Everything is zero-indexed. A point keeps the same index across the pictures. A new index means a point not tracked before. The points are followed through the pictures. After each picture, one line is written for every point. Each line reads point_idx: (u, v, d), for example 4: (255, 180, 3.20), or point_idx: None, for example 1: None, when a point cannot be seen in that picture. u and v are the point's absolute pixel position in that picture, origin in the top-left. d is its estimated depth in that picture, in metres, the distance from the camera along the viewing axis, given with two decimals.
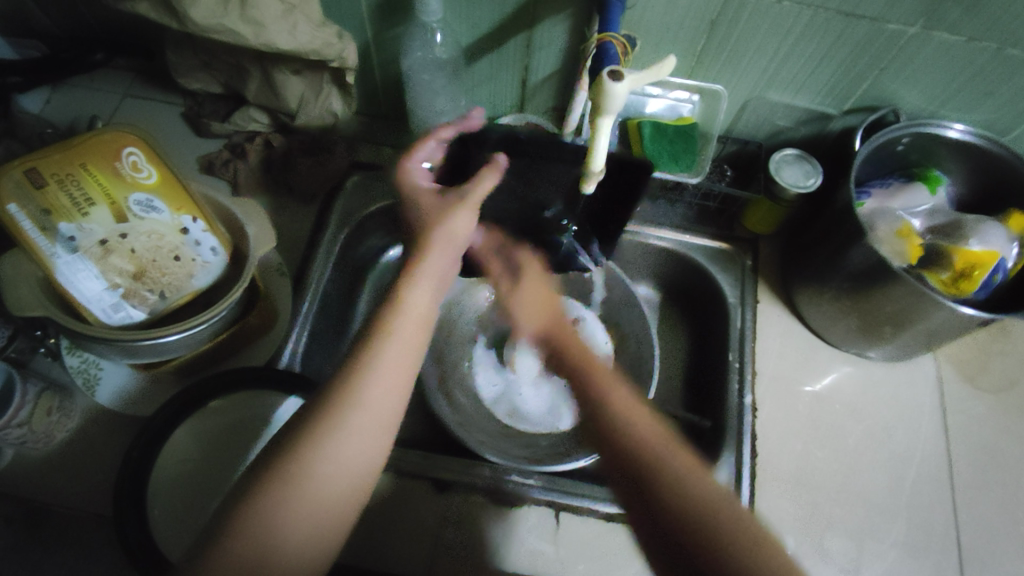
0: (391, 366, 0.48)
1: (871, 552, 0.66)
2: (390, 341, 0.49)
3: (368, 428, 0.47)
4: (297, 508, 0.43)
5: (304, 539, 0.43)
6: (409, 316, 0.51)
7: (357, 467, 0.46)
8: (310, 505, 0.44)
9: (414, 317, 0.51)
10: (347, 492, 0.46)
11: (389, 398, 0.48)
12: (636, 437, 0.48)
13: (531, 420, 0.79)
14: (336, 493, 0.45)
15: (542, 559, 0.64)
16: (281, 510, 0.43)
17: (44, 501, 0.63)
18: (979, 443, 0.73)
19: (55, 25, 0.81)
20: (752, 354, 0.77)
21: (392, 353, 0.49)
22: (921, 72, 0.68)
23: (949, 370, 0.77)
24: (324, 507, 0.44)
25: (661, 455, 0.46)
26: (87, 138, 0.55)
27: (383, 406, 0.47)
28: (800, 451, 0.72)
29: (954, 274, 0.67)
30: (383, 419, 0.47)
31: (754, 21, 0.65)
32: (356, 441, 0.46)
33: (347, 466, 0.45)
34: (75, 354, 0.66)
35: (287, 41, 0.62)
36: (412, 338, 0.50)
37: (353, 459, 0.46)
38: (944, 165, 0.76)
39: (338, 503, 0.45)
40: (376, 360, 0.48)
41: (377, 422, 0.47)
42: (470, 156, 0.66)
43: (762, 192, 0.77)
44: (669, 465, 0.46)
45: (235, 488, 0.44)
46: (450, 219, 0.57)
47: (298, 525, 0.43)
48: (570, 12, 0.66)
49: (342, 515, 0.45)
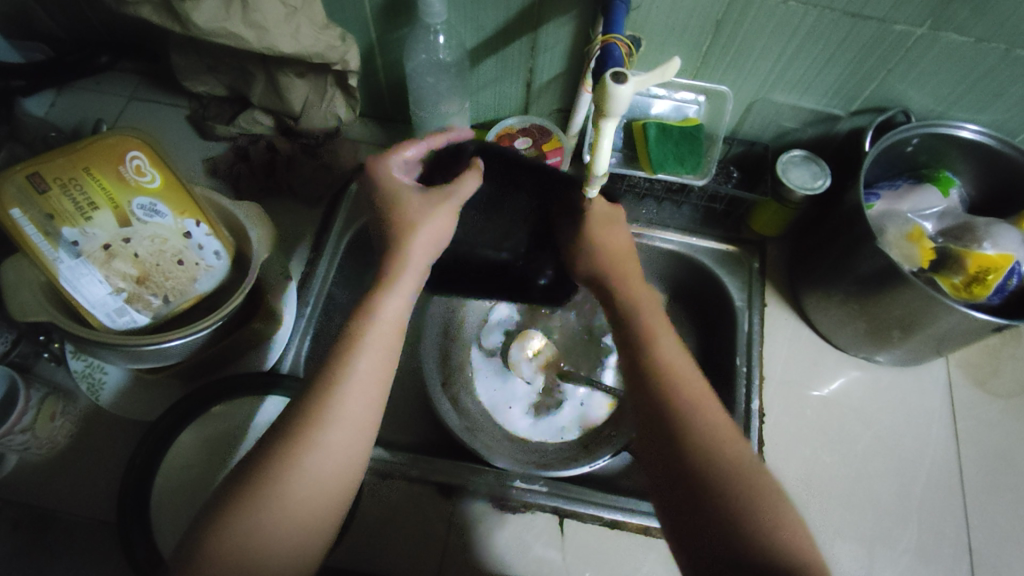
0: (365, 374, 0.50)
1: (881, 557, 0.66)
2: (366, 354, 0.51)
3: (347, 435, 0.48)
4: (280, 516, 0.45)
5: (289, 545, 0.45)
6: (383, 326, 0.52)
7: (340, 474, 0.47)
8: (295, 513, 0.45)
9: (383, 328, 0.52)
10: (330, 499, 0.47)
11: (367, 405, 0.49)
12: (672, 390, 0.51)
13: (536, 427, 0.79)
14: (319, 500, 0.46)
15: (548, 566, 0.64)
16: (265, 518, 0.44)
17: (49, 507, 0.63)
18: (991, 448, 0.72)
19: (60, 29, 0.81)
20: (760, 358, 0.76)
21: (367, 362, 0.50)
22: (931, 73, 0.67)
23: (960, 374, 0.76)
24: (302, 516, 0.45)
25: (692, 410, 0.50)
26: (91, 142, 0.54)
27: (360, 414, 0.49)
28: (808, 456, 0.71)
29: (967, 278, 0.66)
30: (361, 425, 0.49)
31: (760, 22, 0.64)
32: (337, 449, 0.47)
33: (331, 475, 0.47)
34: (80, 358, 0.65)
35: (289, 45, 0.62)
36: (380, 352, 0.51)
37: (336, 466, 0.47)
38: (955, 166, 0.75)
39: (324, 508, 0.47)
40: (351, 369, 0.50)
41: (356, 430, 0.48)
42: (447, 163, 0.64)
43: (769, 194, 0.76)
44: (699, 421, 0.50)
45: (220, 498, 0.45)
46: (423, 225, 0.56)
47: (283, 530, 0.45)
48: (574, 13, 0.65)
49: (328, 520, 0.47)
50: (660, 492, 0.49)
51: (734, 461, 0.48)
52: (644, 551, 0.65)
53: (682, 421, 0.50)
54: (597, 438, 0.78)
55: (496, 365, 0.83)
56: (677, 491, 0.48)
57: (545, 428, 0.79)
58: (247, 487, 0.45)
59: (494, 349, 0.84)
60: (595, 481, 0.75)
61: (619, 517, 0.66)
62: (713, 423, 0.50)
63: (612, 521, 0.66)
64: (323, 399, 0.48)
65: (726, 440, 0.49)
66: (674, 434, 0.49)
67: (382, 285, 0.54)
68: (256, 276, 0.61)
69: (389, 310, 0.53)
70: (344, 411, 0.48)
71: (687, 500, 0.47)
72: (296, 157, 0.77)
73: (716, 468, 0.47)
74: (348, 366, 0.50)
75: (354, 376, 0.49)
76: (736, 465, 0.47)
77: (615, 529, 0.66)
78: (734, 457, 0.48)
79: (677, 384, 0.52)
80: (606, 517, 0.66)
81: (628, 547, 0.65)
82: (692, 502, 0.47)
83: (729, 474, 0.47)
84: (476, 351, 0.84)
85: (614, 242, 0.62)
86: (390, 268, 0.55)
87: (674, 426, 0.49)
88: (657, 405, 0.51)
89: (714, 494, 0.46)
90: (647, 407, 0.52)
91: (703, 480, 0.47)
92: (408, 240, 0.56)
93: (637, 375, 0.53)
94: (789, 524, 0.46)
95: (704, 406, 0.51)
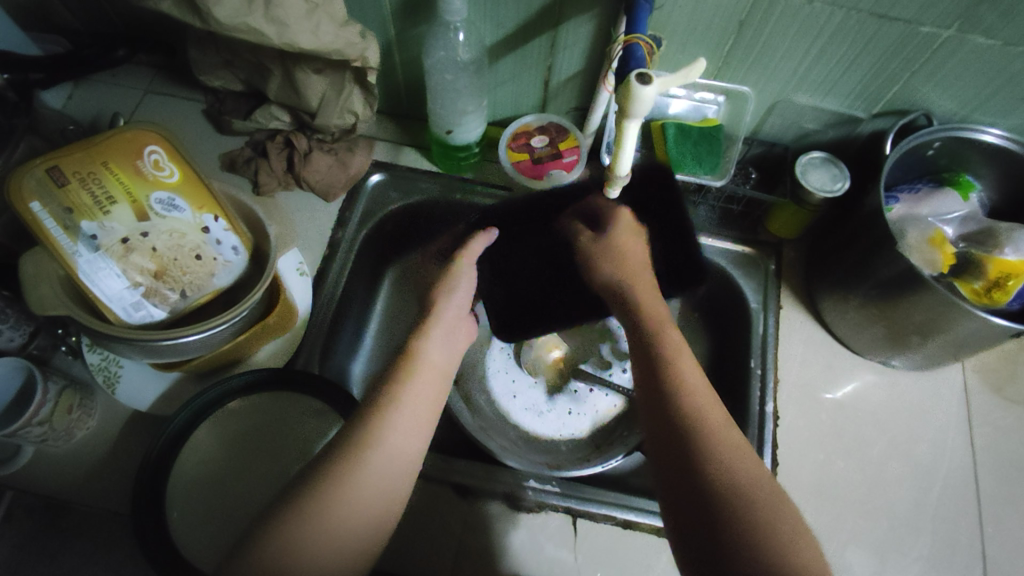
0: (414, 406, 0.52)
1: (894, 564, 0.66)
2: (417, 383, 0.54)
3: (386, 464, 0.49)
4: (319, 531, 0.45)
5: (326, 555, 0.45)
6: (428, 369, 0.56)
7: (378, 495, 0.48)
8: (334, 530, 0.46)
9: (431, 371, 0.56)
10: (368, 520, 0.47)
11: (415, 431, 0.51)
12: (689, 402, 0.51)
13: (550, 426, 0.79)
14: (361, 515, 0.47)
15: (561, 567, 0.64)
16: (308, 529, 0.45)
17: (64, 499, 0.64)
18: (1007, 456, 0.71)
19: (78, 22, 0.81)
20: (775, 361, 0.76)
21: (416, 396, 0.53)
22: (956, 76, 0.66)
23: (977, 380, 0.76)
24: (341, 535, 0.46)
25: (710, 431, 0.49)
26: (110, 137, 0.55)
27: (405, 445, 0.50)
28: (823, 461, 0.71)
29: (987, 283, 0.66)
30: (403, 454, 0.50)
31: (784, 22, 0.64)
32: (381, 469, 0.49)
33: (372, 501, 0.48)
34: (96, 351, 0.66)
35: (309, 41, 0.61)
36: (432, 390, 0.54)
37: (379, 483, 0.48)
38: (976, 171, 0.74)
39: (367, 525, 0.47)
40: (404, 396, 0.52)
41: (399, 459, 0.50)
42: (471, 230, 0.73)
43: (787, 196, 0.76)
44: (710, 435, 0.49)
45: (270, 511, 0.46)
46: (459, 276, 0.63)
47: (323, 541, 0.45)
48: (596, 12, 0.65)
49: (364, 539, 0.47)
50: (673, 505, 0.48)
51: (746, 478, 0.47)
52: (658, 551, 0.65)
53: (696, 431, 0.49)
54: (609, 438, 0.78)
55: (509, 362, 0.83)
56: (683, 499, 0.47)
57: (556, 429, 0.79)
58: (294, 505, 0.46)
59: (506, 347, 0.83)
60: (607, 481, 0.76)
61: (632, 517, 0.66)
62: (726, 438, 0.49)
63: (626, 521, 0.66)
64: (372, 426, 0.50)
65: (738, 457, 0.49)
66: (692, 451, 0.48)
67: (423, 332, 0.58)
68: (273, 270, 0.61)
69: (434, 353, 0.57)
70: (393, 439, 0.50)
71: (693, 514, 0.46)
72: (313, 152, 0.77)
73: (725, 481, 0.47)
74: (396, 401, 0.52)
75: (407, 406, 0.52)
76: (745, 481, 0.47)
77: (629, 529, 0.66)
78: (743, 474, 0.48)
79: (693, 397, 0.51)
80: (620, 518, 0.66)
81: (641, 546, 0.65)
82: (697, 508, 0.46)
83: (739, 487, 0.46)
84: (491, 351, 0.83)
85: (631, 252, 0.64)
86: (425, 321, 0.59)
87: (684, 434, 0.49)
88: (670, 415, 0.50)
89: (731, 516, 0.45)
90: (659, 414, 0.51)
91: (712, 490, 0.46)
92: (441, 294, 0.62)
93: (651, 381, 0.53)
94: (795, 543, 0.45)
95: (718, 422, 0.50)
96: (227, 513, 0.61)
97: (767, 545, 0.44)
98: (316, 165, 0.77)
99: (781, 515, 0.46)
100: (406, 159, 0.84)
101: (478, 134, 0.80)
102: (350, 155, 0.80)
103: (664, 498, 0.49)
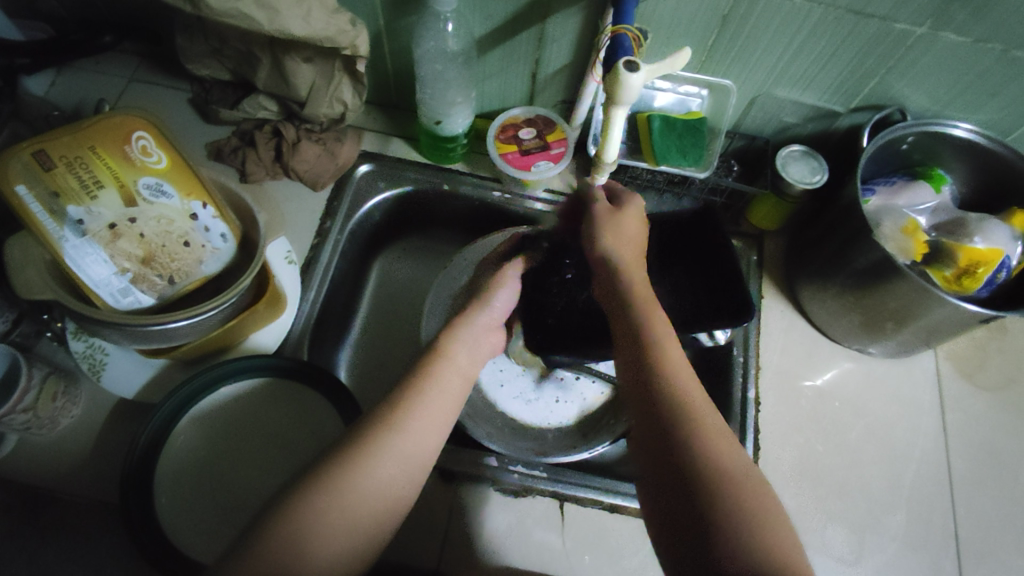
0: (428, 403, 0.52)
1: (872, 545, 0.68)
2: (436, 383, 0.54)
3: (393, 456, 0.49)
4: (325, 518, 0.46)
5: (331, 547, 0.46)
6: (453, 374, 0.56)
7: (384, 484, 0.48)
8: (338, 517, 0.46)
9: (456, 373, 0.56)
10: (372, 509, 0.48)
11: (429, 427, 0.52)
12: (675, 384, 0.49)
13: (536, 415, 0.81)
14: (366, 503, 0.48)
15: (549, 552, 0.65)
16: (313, 516, 0.45)
17: (48, 487, 0.63)
18: (978, 440, 0.74)
19: (62, 9, 0.80)
20: (756, 348, 0.77)
21: (434, 395, 0.53)
22: (927, 73, 0.69)
23: (948, 367, 0.79)
24: (344, 522, 0.46)
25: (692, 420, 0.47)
26: (97, 121, 0.54)
27: (416, 438, 0.51)
28: (802, 444, 0.73)
29: (958, 270, 0.68)
30: (417, 451, 0.50)
31: (767, 17, 0.65)
32: (392, 465, 0.49)
33: (376, 490, 0.48)
34: (81, 339, 0.66)
35: (301, 28, 0.61)
36: (453, 392, 0.55)
37: (385, 473, 0.49)
38: (948, 165, 0.77)
39: (372, 514, 0.48)
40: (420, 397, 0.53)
41: (408, 455, 0.50)
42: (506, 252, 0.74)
43: (768, 187, 0.78)
44: (694, 423, 0.47)
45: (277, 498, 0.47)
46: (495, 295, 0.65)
47: (325, 527, 0.46)
48: (583, 5, 0.66)
49: (364, 529, 0.47)
50: (655, 492, 0.46)
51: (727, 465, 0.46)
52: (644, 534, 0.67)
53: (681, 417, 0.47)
54: (596, 426, 0.79)
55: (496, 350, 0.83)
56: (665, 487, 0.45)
57: (544, 417, 0.81)
58: (303, 490, 0.47)
59: None
60: (592, 468, 0.77)
61: (619, 501, 0.67)
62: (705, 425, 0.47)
63: (612, 505, 0.67)
64: (381, 419, 0.50)
65: (723, 445, 0.47)
66: (673, 437, 0.46)
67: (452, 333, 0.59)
68: (263, 258, 0.61)
69: (461, 360, 0.57)
70: (404, 432, 0.50)
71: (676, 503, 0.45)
72: (300, 142, 0.77)
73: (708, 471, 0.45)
74: (414, 402, 0.52)
75: (425, 403, 0.52)
76: (731, 467, 0.46)
77: (616, 513, 0.68)
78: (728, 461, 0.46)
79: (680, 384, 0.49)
80: (608, 501, 0.67)
81: (626, 531, 0.67)
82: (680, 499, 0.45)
83: (720, 475, 0.45)
84: None
85: (629, 231, 0.60)
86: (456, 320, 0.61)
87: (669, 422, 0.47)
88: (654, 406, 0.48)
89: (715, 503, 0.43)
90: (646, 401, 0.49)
91: (698, 479, 0.45)
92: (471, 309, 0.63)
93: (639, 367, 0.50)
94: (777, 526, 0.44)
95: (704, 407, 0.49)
96: (215, 496, 0.62)
97: (751, 528, 0.43)
98: (306, 154, 0.77)
99: (763, 499, 0.45)
100: (394, 150, 0.84)
101: (467, 122, 0.80)
102: (338, 146, 0.80)
103: (647, 485, 0.47)
